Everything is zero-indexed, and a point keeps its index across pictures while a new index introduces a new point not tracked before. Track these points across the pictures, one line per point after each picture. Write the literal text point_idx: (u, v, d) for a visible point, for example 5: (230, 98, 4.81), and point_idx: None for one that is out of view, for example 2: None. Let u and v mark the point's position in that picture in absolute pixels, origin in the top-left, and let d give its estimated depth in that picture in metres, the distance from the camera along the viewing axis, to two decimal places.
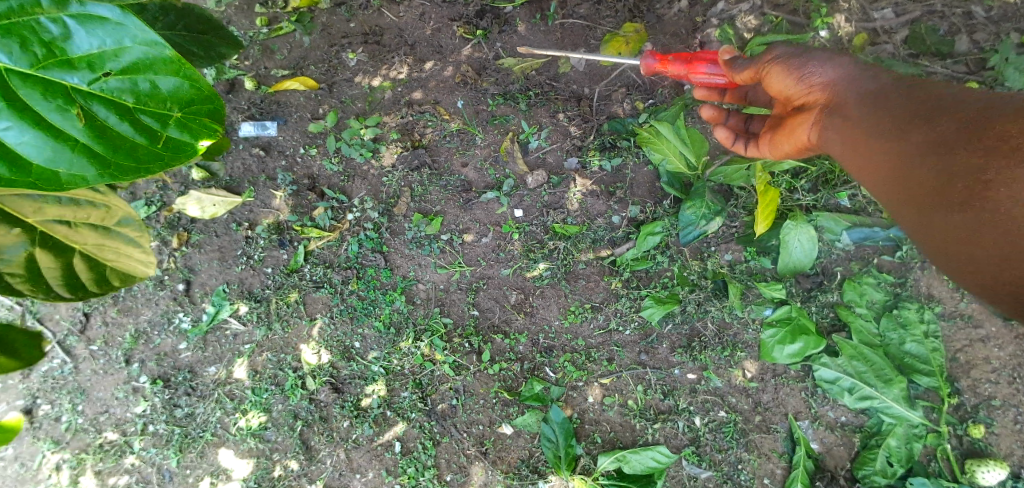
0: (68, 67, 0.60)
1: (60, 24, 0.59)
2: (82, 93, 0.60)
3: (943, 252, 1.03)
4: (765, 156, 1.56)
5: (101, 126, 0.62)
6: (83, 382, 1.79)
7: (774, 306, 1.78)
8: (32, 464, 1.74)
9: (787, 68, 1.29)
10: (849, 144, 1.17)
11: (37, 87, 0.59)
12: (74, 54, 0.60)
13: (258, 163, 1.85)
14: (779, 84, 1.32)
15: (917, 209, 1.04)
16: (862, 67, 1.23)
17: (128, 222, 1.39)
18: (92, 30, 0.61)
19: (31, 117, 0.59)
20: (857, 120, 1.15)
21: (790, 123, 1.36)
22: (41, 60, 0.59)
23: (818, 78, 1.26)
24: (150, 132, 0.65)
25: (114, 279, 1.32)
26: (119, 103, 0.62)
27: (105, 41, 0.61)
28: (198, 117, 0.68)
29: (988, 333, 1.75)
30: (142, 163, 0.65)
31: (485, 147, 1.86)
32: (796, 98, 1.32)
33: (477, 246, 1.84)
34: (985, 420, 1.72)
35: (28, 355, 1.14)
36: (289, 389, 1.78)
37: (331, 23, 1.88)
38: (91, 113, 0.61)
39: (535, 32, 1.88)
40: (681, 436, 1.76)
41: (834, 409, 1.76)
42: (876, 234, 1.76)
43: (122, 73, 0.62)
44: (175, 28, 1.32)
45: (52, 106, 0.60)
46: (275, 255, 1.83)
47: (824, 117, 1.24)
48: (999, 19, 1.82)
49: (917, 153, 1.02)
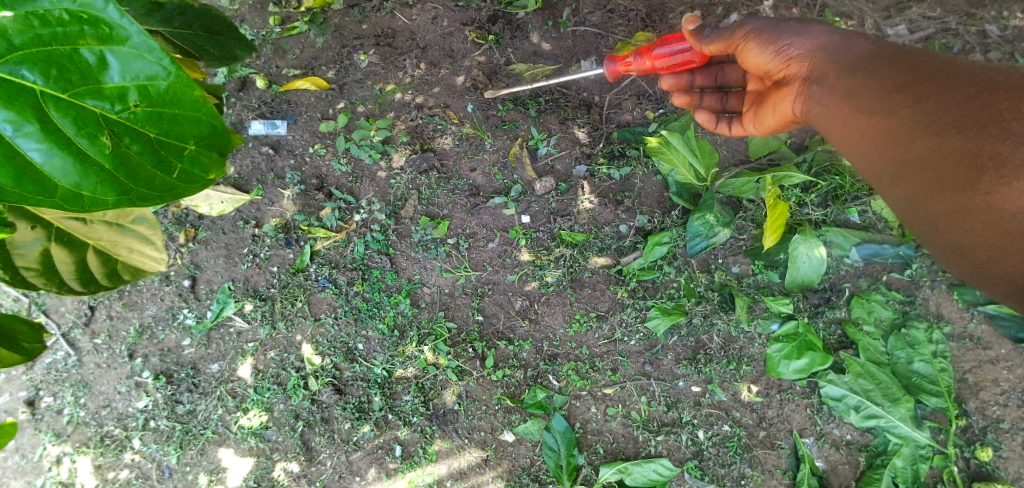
0: (100, 97, 0.61)
1: (99, 55, 0.60)
2: (111, 124, 0.62)
3: (941, 237, 1.05)
4: (749, 133, 1.60)
5: (125, 155, 0.64)
6: (85, 375, 1.79)
7: (781, 321, 1.77)
8: (33, 456, 1.75)
9: (763, 43, 1.34)
10: (835, 117, 1.20)
11: (68, 114, 0.60)
12: (108, 85, 0.61)
13: (266, 162, 1.85)
14: (755, 59, 1.36)
15: (915, 191, 1.06)
16: (843, 35, 1.26)
17: (141, 221, 1.35)
18: (129, 65, 0.61)
19: (59, 141, 0.60)
20: (847, 89, 1.17)
21: (772, 98, 1.41)
22: (74, 88, 0.60)
23: (795, 50, 1.30)
24: (167, 166, 0.67)
25: (125, 274, 1.35)
26: (142, 134, 0.64)
27: (140, 77, 0.62)
28: (210, 151, 0.70)
29: (997, 355, 1.74)
30: (156, 191, 0.68)
31: (494, 152, 1.86)
32: (775, 73, 1.36)
33: (484, 250, 1.84)
34: (992, 443, 1.70)
35: (29, 348, 1.14)
36: (291, 389, 1.77)
37: (343, 24, 1.88)
38: (118, 144, 0.63)
39: (547, 39, 1.88)
40: (684, 449, 1.74)
41: (840, 427, 1.74)
42: (885, 250, 1.74)
43: (149, 106, 0.63)
44: (191, 26, 1.30)
45: (80, 133, 0.61)
46: (281, 254, 1.83)
47: (807, 86, 1.28)
48: (1013, 38, 1.82)
49: (915, 132, 1.03)
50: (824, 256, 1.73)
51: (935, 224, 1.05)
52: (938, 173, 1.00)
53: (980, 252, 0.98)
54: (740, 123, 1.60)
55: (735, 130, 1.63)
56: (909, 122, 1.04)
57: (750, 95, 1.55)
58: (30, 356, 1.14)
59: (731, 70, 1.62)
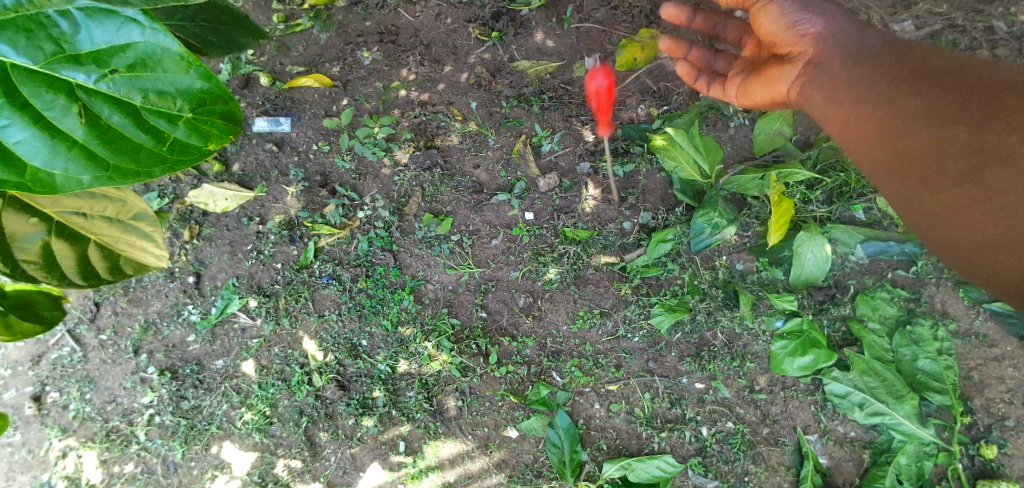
0: (75, 64, 0.64)
1: (70, 18, 0.63)
2: (86, 90, 0.64)
3: (930, 232, 1.10)
4: (727, 99, 1.64)
5: (105, 125, 0.67)
6: (91, 370, 1.80)
7: (785, 318, 1.76)
8: (39, 451, 1.75)
9: (783, 9, 1.36)
10: (838, 111, 1.27)
11: (41, 83, 0.64)
12: (82, 51, 0.64)
13: (271, 158, 1.86)
14: (768, 27, 1.40)
15: (906, 186, 1.12)
16: (852, 24, 1.32)
17: (143, 217, 1.35)
18: (100, 24, 0.64)
19: (32, 114, 0.64)
20: (851, 83, 1.25)
21: (769, 72, 1.45)
22: (48, 56, 0.63)
23: (810, 27, 1.34)
24: (157, 135, 0.70)
25: (127, 268, 1.33)
26: (124, 102, 0.66)
27: (115, 38, 0.65)
28: (210, 117, 0.72)
29: (1002, 352, 1.73)
30: (145, 164, 0.70)
31: (498, 149, 1.86)
32: (781, 46, 1.41)
33: (487, 247, 1.84)
34: (998, 441, 1.69)
35: (48, 316, 1.24)
36: (295, 385, 1.78)
37: (347, 21, 1.88)
38: (96, 112, 0.66)
39: (551, 35, 1.88)
40: (688, 445, 1.74)
41: (844, 424, 1.74)
42: (890, 248, 1.74)
43: (129, 71, 0.66)
44: (194, 20, 1.32)
45: (55, 105, 0.65)
46: (285, 251, 1.84)
47: (810, 68, 1.34)
48: (1020, 35, 1.81)
49: (913, 124, 1.11)
50: (830, 253, 1.72)
51: (922, 220, 1.11)
52: (934, 170, 1.07)
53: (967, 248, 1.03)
54: (719, 84, 1.64)
55: (712, 90, 1.67)
56: (908, 115, 1.12)
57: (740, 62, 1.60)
58: (48, 323, 1.25)
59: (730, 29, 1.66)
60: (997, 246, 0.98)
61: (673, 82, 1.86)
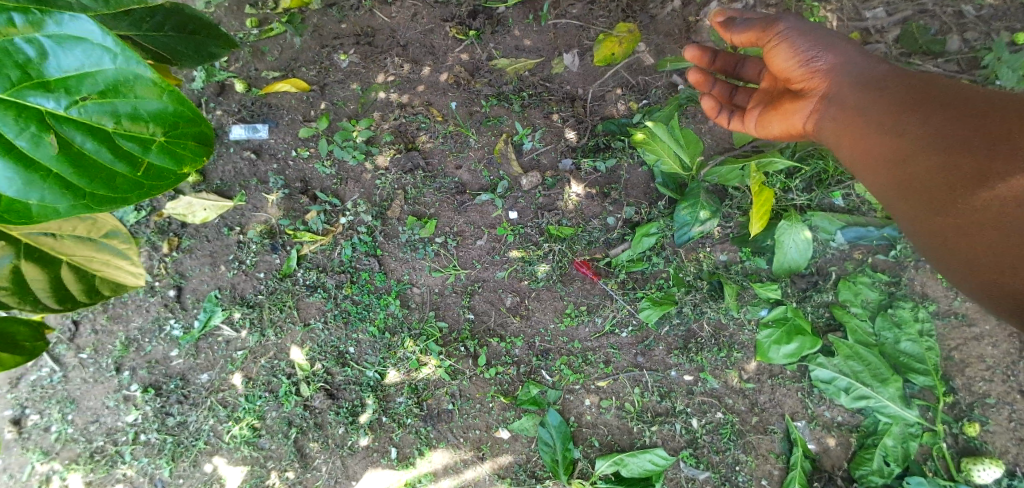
0: (43, 91, 0.61)
1: (36, 45, 0.60)
2: (56, 117, 0.61)
3: (941, 253, 1.05)
4: (747, 131, 1.61)
5: (77, 153, 0.64)
6: (72, 390, 1.76)
7: (770, 306, 1.78)
8: (22, 475, 1.73)
9: (797, 48, 1.33)
10: (847, 133, 1.22)
11: (9, 112, 0.60)
12: (50, 78, 0.61)
13: (249, 166, 1.83)
14: (781, 63, 1.37)
15: (913, 207, 1.07)
16: (863, 59, 1.31)
17: (116, 235, 1.38)
18: (68, 50, 0.61)
19: (2, 144, 0.61)
20: (858, 105, 1.21)
21: (783, 107, 1.43)
22: (15, 84, 0.60)
23: (822, 62, 1.31)
24: (130, 160, 0.66)
25: (105, 290, 1.31)
26: (96, 128, 0.63)
27: (83, 63, 0.62)
28: (182, 140, 0.69)
29: (982, 331, 1.76)
30: (119, 191, 0.67)
31: (479, 149, 1.85)
32: (796, 81, 1.37)
33: (472, 248, 1.83)
34: (979, 418, 1.73)
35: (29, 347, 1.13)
36: (283, 396, 1.76)
37: (322, 24, 1.86)
38: (66, 139, 0.62)
39: (528, 32, 1.87)
40: (679, 438, 1.76)
41: (830, 409, 1.77)
42: (870, 233, 1.76)
43: (100, 96, 0.62)
44: (162, 29, 1.27)
45: (25, 134, 0.61)
46: (268, 260, 1.81)
47: (822, 103, 1.30)
48: (990, 18, 1.83)
49: (916, 146, 1.07)
50: (811, 239, 1.72)
51: (932, 240, 1.06)
52: (940, 189, 1.02)
53: (978, 267, 0.98)
54: (739, 118, 1.61)
55: (734, 124, 1.64)
56: (909, 138, 1.09)
57: (758, 94, 1.57)
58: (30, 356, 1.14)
59: (750, 66, 1.64)
60: (1009, 265, 0.94)
61: (651, 75, 1.86)
